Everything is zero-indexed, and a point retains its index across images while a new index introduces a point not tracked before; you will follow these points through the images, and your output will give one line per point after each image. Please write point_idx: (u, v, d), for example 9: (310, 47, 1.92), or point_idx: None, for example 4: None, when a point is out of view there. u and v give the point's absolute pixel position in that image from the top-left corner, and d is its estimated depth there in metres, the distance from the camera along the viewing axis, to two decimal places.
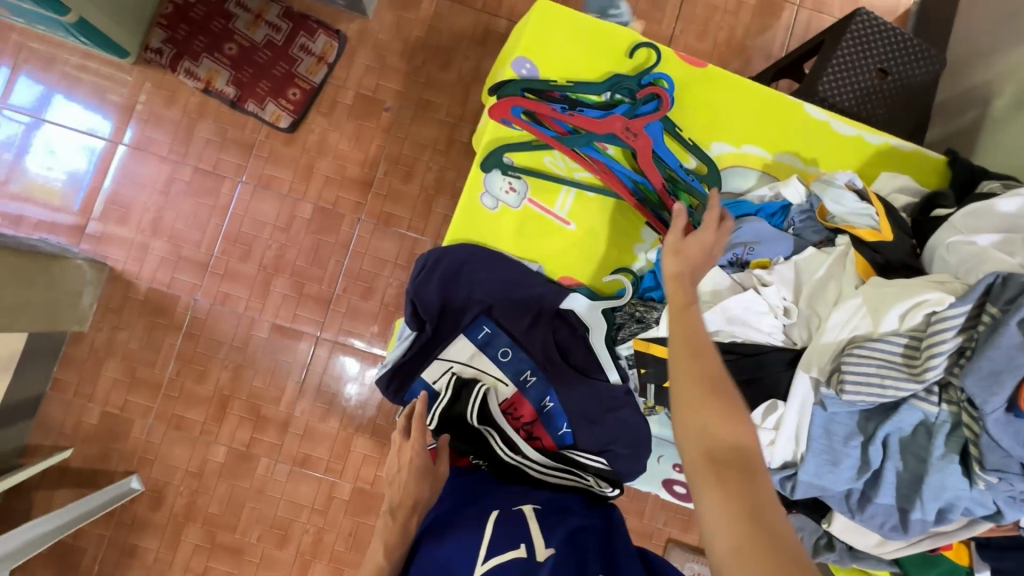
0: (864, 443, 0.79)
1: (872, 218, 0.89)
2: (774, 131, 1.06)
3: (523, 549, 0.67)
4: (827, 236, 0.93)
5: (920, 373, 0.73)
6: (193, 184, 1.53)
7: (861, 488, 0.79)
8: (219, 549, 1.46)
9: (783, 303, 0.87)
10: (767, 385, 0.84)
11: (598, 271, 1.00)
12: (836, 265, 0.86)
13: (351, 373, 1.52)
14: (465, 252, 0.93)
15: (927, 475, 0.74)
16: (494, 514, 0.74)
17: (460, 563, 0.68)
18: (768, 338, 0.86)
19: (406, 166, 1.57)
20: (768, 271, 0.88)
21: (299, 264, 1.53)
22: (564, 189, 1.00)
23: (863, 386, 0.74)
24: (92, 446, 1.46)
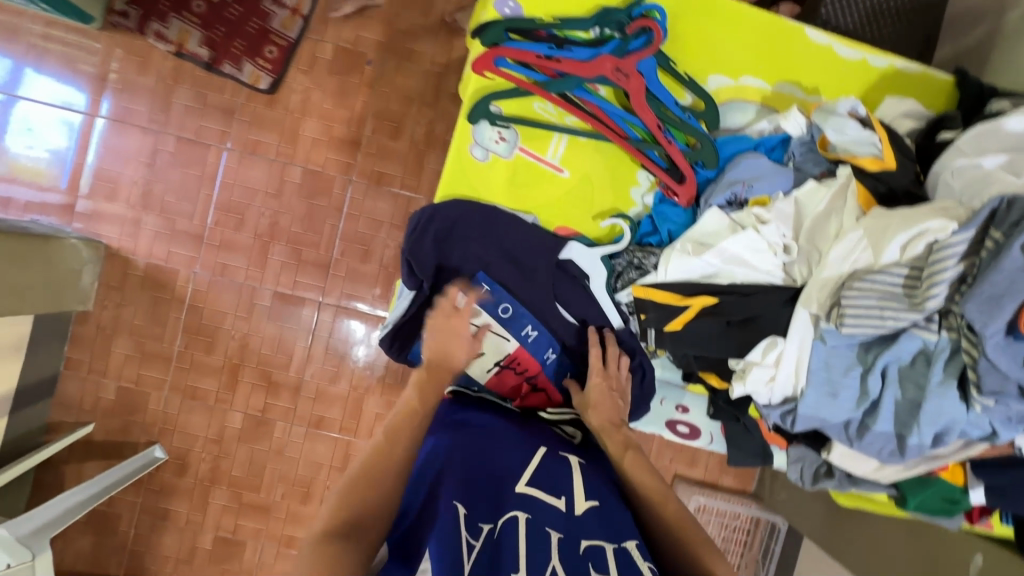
0: (863, 374, 0.79)
1: (873, 145, 0.88)
2: (774, 60, 1.01)
3: (564, 499, 0.71)
4: (828, 167, 0.91)
5: (921, 303, 0.71)
6: (178, 154, 1.49)
7: (860, 417, 0.80)
8: (246, 508, 1.53)
9: (783, 241, 0.86)
10: (765, 323, 0.83)
11: (594, 218, 0.98)
12: (837, 198, 0.85)
13: (353, 336, 1.54)
14: (458, 207, 0.92)
15: (925, 402, 0.75)
16: (541, 450, 0.78)
17: (501, 479, 0.72)
18: (767, 277, 0.86)
19: (394, 121, 1.52)
20: (767, 208, 0.87)
21: (295, 230, 1.51)
22: (556, 136, 0.97)
23: (864, 318, 0.74)
24: (113, 419, 1.50)
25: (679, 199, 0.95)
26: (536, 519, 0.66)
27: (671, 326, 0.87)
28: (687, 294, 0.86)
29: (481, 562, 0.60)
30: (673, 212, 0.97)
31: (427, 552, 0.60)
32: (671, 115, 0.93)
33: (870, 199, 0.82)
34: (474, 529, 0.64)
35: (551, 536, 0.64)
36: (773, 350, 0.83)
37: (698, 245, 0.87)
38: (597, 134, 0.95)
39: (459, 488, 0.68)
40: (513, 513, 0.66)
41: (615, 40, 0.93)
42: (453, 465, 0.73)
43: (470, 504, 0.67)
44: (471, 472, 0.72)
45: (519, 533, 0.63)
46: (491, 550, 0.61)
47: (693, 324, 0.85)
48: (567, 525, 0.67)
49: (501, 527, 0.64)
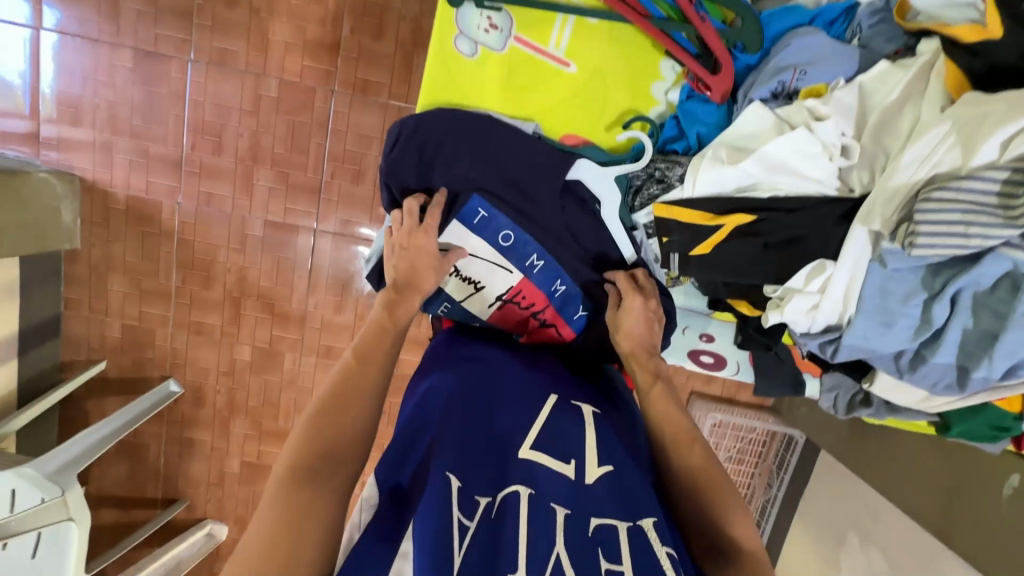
0: (927, 300, 0.69)
1: (975, 8, 0.66)
2: None
3: (574, 465, 0.61)
4: (905, 44, 0.74)
5: (1021, 217, 0.57)
6: (139, 69, 1.33)
7: (916, 348, 0.72)
8: (267, 435, 1.57)
9: (842, 141, 0.71)
10: (813, 244, 0.73)
11: (608, 120, 0.84)
12: (918, 81, 0.70)
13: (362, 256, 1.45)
14: (437, 116, 0.80)
15: (1003, 333, 0.64)
16: (552, 400, 0.71)
17: (501, 441, 0.62)
18: (818, 189, 0.74)
19: (374, 16, 1.31)
20: (823, 101, 0.73)
21: (279, 152, 1.38)
22: (560, 19, 0.81)
23: (939, 237, 0.61)
24: (123, 356, 1.50)
25: (711, 94, 0.79)
26: (542, 496, 0.56)
27: (697, 250, 0.77)
28: (718, 212, 0.75)
29: (474, 550, 0.50)
30: (702, 110, 0.81)
31: (411, 530, 0.51)
32: None
33: (962, 82, 0.66)
34: (467, 508, 0.54)
35: (558, 515, 0.54)
36: (820, 275, 0.73)
37: (734, 151, 0.75)
38: (611, 13, 0.79)
39: (454, 454, 0.58)
40: (516, 487, 0.56)
41: None
42: (449, 424, 0.63)
43: (464, 474, 0.57)
44: (469, 434, 0.62)
45: (521, 512, 0.53)
46: (487, 532, 0.52)
47: (726, 246, 0.76)
48: (575, 499, 0.57)
49: (500, 504, 0.55)
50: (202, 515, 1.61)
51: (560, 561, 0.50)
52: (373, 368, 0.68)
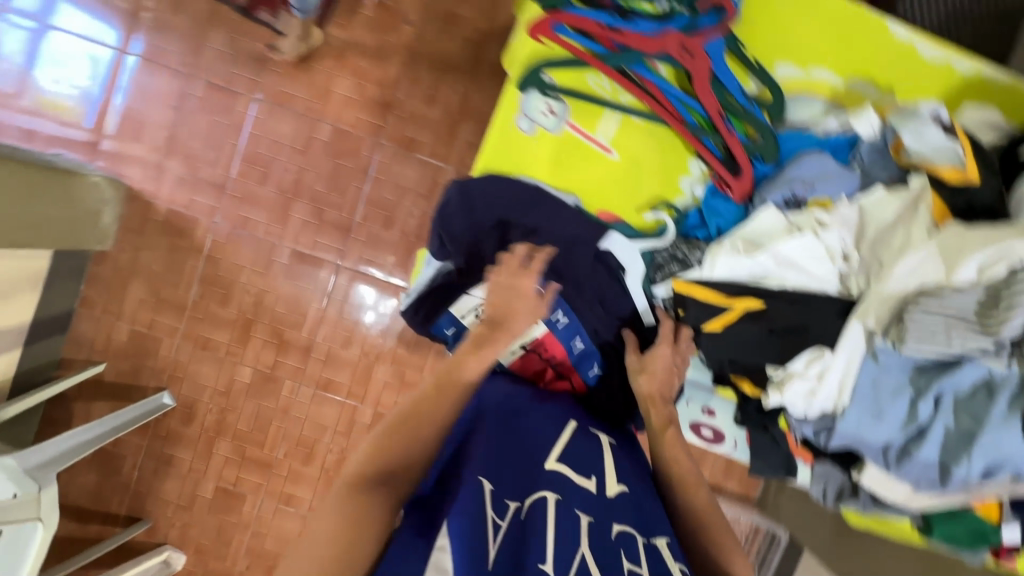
0: (913, 398, 0.77)
1: (958, 154, 0.81)
2: (849, 53, 0.97)
3: (594, 481, 0.72)
4: (898, 174, 0.86)
5: (995, 328, 0.69)
6: (207, 100, 1.46)
7: (901, 442, 0.79)
8: (248, 463, 1.54)
9: (843, 247, 0.83)
10: (813, 334, 0.79)
11: (639, 205, 0.94)
12: (908, 208, 0.80)
13: (365, 300, 1.52)
14: (486, 183, 0.90)
15: (980, 433, 0.73)
16: (572, 423, 0.80)
17: (530, 454, 0.73)
18: (821, 286, 0.82)
19: (429, 86, 1.47)
20: (829, 212, 0.83)
21: (319, 189, 1.48)
22: (608, 114, 0.93)
23: (926, 339, 0.71)
24: (123, 361, 1.50)
25: (731, 193, 0.90)
26: (566, 502, 0.67)
27: (709, 325, 0.84)
28: (729, 294, 0.83)
29: (510, 543, 0.60)
30: (723, 207, 0.91)
31: (446, 526, 0.60)
32: (733, 103, 0.89)
33: (945, 211, 0.79)
34: (502, 508, 0.64)
35: (582, 520, 0.65)
36: (818, 363, 0.80)
37: (749, 245, 0.83)
38: (652, 113, 0.91)
39: (488, 464, 0.69)
40: (544, 492, 0.67)
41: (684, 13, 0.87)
42: (487, 436, 0.73)
43: (495, 479, 0.67)
44: (502, 447, 0.72)
45: (549, 514, 0.64)
46: (520, 530, 0.62)
47: (736, 326, 0.83)
48: (597, 509, 0.68)
49: (528, 508, 0.65)
50: (162, 540, 1.54)
51: (585, 559, 0.61)
52: (449, 393, 0.72)
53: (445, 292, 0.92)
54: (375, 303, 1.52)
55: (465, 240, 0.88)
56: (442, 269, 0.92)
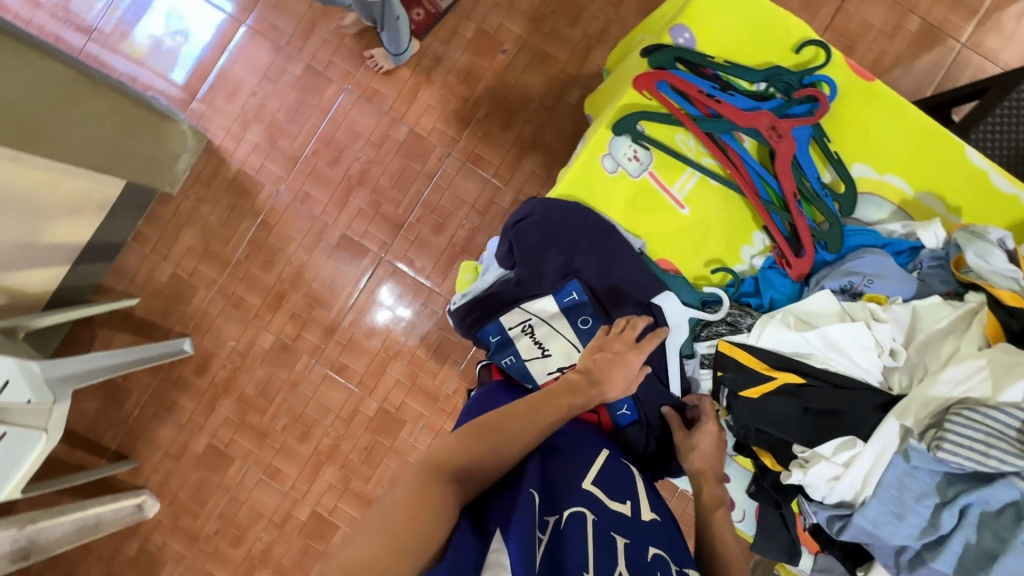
0: (937, 505, 0.82)
1: (1014, 283, 0.89)
2: (922, 168, 1.04)
3: (628, 506, 0.75)
4: (956, 289, 0.93)
5: None
6: (302, 80, 1.55)
7: (918, 549, 0.84)
8: (246, 427, 1.55)
9: (892, 344, 0.89)
10: (846, 423, 0.88)
11: (701, 263, 1.03)
12: (960, 321, 0.87)
13: (382, 299, 1.55)
14: (565, 211, 0.94)
15: (1001, 554, 0.77)
16: (603, 452, 0.83)
17: (567, 474, 0.76)
18: (863, 375, 0.90)
19: (508, 113, 1.55)
20: (883, 308, 0.91)
21: (382, 183, 1.55)
22: (688, 171, 1.00)
23: (961, 448, 0.77)
24: (157, 301, 1.55)
25: (789, 270, 0.98)
26: (602, 522, 0.70)
27: (746, 391, 0.91)
28: (769, 364, 0.92)
29: (551, 551, 0.64)
30: (778, 280, 1.00)
31: (501, 533, 0.63)
32: (807, 187, 0.98)
33: (998, 332, 0.85)
34: (542, 521, 0.67)
35: (619, 541, 0.68)
36: (849, 449, 0.86)
37: (801, 322, 0.92)
38: (730, 182, 0.99)
39: (534, 478, 0.72)
40: (580, 509, 0.70)
41: (778, 100, 1.00)
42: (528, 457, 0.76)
43: (538, 493, 0.71)
44: (542, 465, 0.76)
45: (588, 531, 0.67)
46: (559, 539, 0.66)
47: (775, 396, 0.90)
48: (630, 531, 0.71)
49: (567, 521, 0.68)
50: (142, 484, 1.54)
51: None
52: (516, 418, 0.75)
53: (503, 298, 0.97)
54: (391, 304, 1.56)
55: (532, 256, 0.93)
56: (503, 277, 0.97)
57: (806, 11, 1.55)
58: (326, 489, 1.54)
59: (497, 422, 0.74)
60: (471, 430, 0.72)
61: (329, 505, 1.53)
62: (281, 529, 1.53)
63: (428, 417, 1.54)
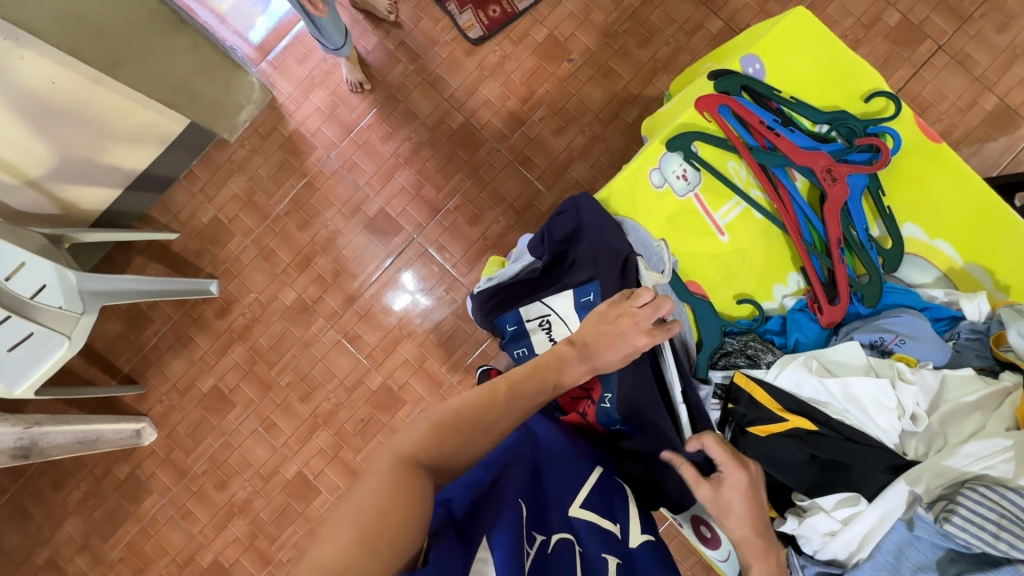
0: None
1: None
2: (978, 239, 1.01)
3: (618, 527, 0.75)
4: (991, 365, 0.91)
5: None
6: (370, 54, 1.59)
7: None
8: (252, 376, 1.58)
9: (914, 409, 0.87)
10: (855, 478, 0.87)
11: (731, 292, 1.01)
12: (990, 398, 0.86)
13: (404, 284, 1.57)
14: (596, 211, 0.95)
15: None
16: (597, 469, 0.82)
17: (559, 494, 0.75)
18: (879, 434, 0.88)
19: (563, 120, 1.57)
20: (912, 369, 0.88)
21: (428, 166, 1.58)
22: (734, 200, 1.00)
23: (972, 524, 0.73)
24: (194, 240, 1.60)
25: (821, 316, 0.97)
26: (590, 550, 0.69)
27: (754, 428, 0.90)
28: (782, 406, 0.90)
29: (538, 569, 0.63)
30: (807, 325, 0.99)
31: (488, 540, 0.61)
32: (853, 236, 0.98)
33: None
34: (530, 536, 0.66)
35: (610, 562, 0.69)
36: (850, 506, 0.85)
37: (822, 368, 0.91)
38: (775, 218, 0.99)
39: (521, 490, 0.70)
40: (567, 536, 0.70)
41: (838, 144, 1.00)
42: (518, 470, 0.73)
43: (529, 509, 0.69)
44: (531, 482, 0.74)
45: (577, 560, 0.67)
46: (547, 560, 0.65)
47: (784, 438, 0.89)
48: (622, 554, 0.71)
49: (555, 544, 0.67)
50: (144, 411, 1.58)
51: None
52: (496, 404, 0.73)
53: (527, 289, 0.99)
54: (413, 288, 1.57)
55: (563, 249, 0.96)
56: (529, 267, 0.98)
57: (881, 71, 1.52)
58: (316, 453, 1.55)
59: (468, 407, 0.71)
60: (445, 422, 0.68)
61: (315, 469, 1.54)
62: (265, 483, 1.55)
63: (427, 402, 1.54)
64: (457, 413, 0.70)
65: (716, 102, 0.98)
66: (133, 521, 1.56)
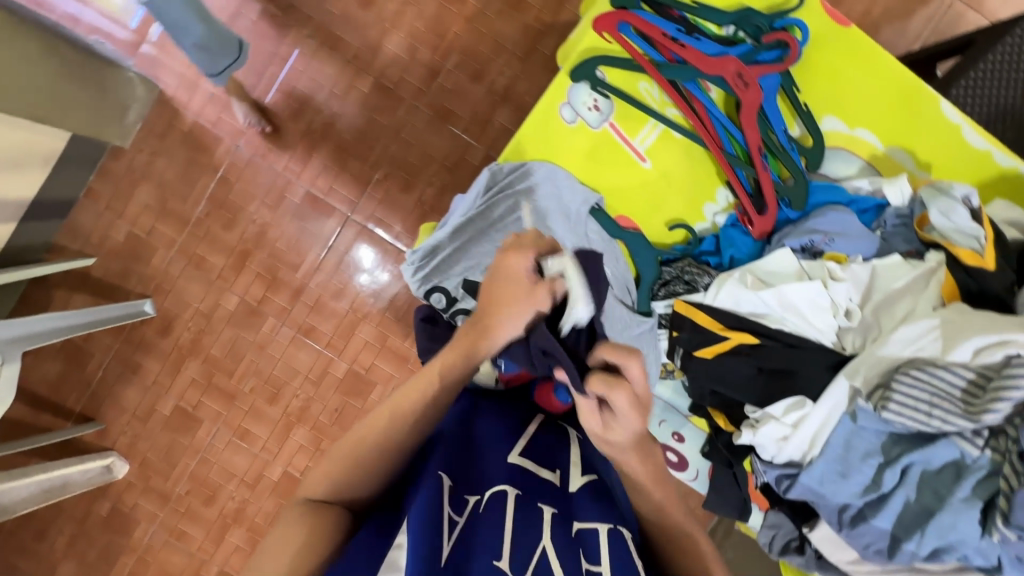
0: (881, 464, 0.84)
1: (978, 243, 0.87)
2: (897, 121, 1.00)
3: (558, 475, 0.75)
4: (918, 248, 0.92)
5: (977, 414, 0.77)
6: (258, 24, 1.45)
7: (860, 506, 0.84)
8: (213, 389, 1.53)
9: (848, 304, 0.90)
10: (800, 381, 0.88)
11: (662, 220, 1.01)
12: (919, 280, 0.88)
13: (362, 262, 1.51)
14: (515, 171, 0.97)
15: (938, 511, 0.79)
16: (538, 419, 0.83)
17: (493, 452, 0.74)
18: (817, 336, 0.90)
19: (479, 64, 1.47)
20: (842, 267, 0.91)
21: (346, 138, 1.48)
22: (651, 123, 0.99)
23: (907, 408, 0.80)
24: (115, 261, 1.49)
25: (751, 228, 0.97)
26: (527, 497, 0.68)
27: (701, 351, 0.91)
28: (725, 325, 0.91)
29: (462, 537, 0.62)
30: (739, 239, 0.99)
31: (405, 522, 0.61)
32: (773, 140, 0.96)
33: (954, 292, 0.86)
34: (459, 501, 0.66)
35: (545, 512, 0.67)
36: (799, 410, 0.87)
37: (758, 281, 0.92)
38: (695, 135, 0.96)
39: (444, 458, 0.70)
40: (504, 487, 0.69)
41: (746, 46, 0.95)
42: (446, 440, 0.73)
43: (456, 476, 0.69)
44: (459, 450, 0.73)
45: (509, 509, 0.66)
46: (476, 520, 0.64)
47: (729, 356, 0.90)
48: (561, 501, 0.71)
49: (487, 502, 0.67)
50: (109, 446, 1.53)
51: (546, 552, 0.62)
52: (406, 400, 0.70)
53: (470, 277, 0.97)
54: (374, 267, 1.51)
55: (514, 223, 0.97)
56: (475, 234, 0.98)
57: None
58: (297, 450, 1.53)
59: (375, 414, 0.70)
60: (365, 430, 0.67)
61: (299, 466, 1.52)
62: (253, 490, 1.54)
63: (398, 379, 1.52)
64: (405, 393, 0.71)
65: (614, 20, 0.93)
66: (128, 552, 1.54)
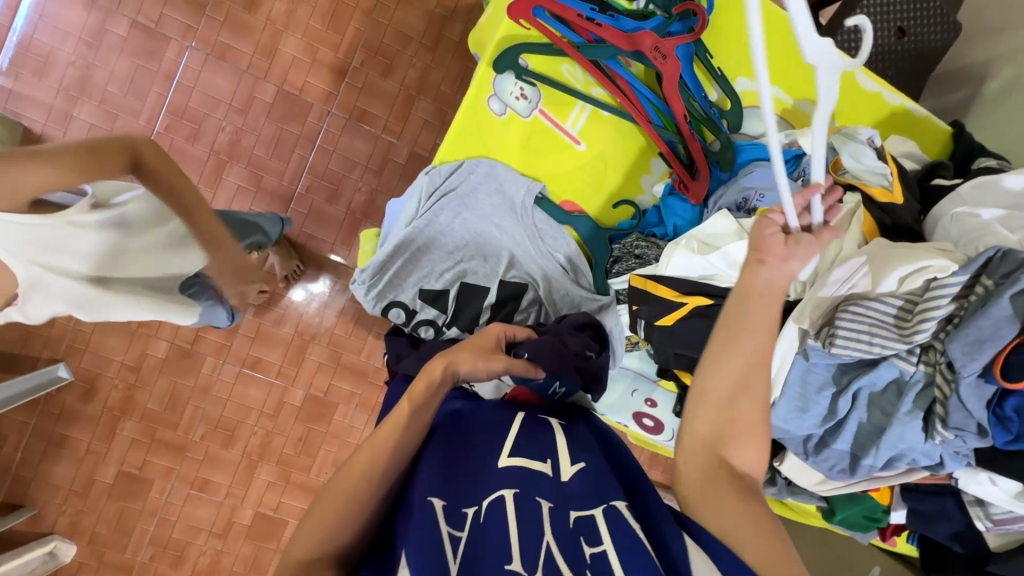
0: (834, 394, 0.91)
1: (885, 178, 0.96)
2: (796, 78, 1.10)
3: (549, 464, 0.71)
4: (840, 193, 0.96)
5: (909, 334, 0.81)
6: (131, 41, 1.31)
7: (821, 434, 0.93)
8: (159, 445, 1.41)
9: None
10: None
11: (603, 200, 1.06)
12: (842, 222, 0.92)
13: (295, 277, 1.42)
14: (462, 171, 0.99)
15: (887, 428, 0.87)
16: (519, 415, 0.80)
17: (485, 455, 0.72)
18: None
19: (386, 57, 1.41)
20: None
21: (257, 154, 1.38)
22: (579, 105, 1.02)
23: (852, 340, 0.83)
24: (11, 328, 1.32)
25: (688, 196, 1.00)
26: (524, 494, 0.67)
27: (661, 320, 0.93)
28: (679, 291, 0.93)
29: (467, 553, 0.61)
30: (679, 207, 1.02)
31: (404, 555, 0.60)
32: (696, 108, 1.00)
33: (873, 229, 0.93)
34: (457, 515, 0.65)
35: (541, 506, 0.65)
36: None
37: (704, 245, 0.92)
38: (622, 111, 1.01)
39: (434, 480, 0.67)
40: (500, 490, 0.67)
41: (658, 18, 0.96)
42: (431, 453, 0.72)
43: (448, 494, 0.67)
44: (452, 466, 0.71)
45: (510, 510, 0.64)
46: (478, 532, 0.63)
47: (688, 320, 0.91)
48: (556, 493, 0.68)
49: (486, 509, 0.66)
50: (48, 529, 1.38)
51: (549, 548, 0.61)
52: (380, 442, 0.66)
53: (427, 283, 1.03)
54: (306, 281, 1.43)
55: (448, 225, 1.01)
56: (405, 243, 1.00)
57: None
58: (265, 488, 1.46)
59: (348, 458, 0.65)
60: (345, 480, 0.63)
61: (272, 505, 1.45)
62: (225, 539, 1.45)
63: (360, 395, 1.47)
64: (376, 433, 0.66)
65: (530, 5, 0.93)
66: None
